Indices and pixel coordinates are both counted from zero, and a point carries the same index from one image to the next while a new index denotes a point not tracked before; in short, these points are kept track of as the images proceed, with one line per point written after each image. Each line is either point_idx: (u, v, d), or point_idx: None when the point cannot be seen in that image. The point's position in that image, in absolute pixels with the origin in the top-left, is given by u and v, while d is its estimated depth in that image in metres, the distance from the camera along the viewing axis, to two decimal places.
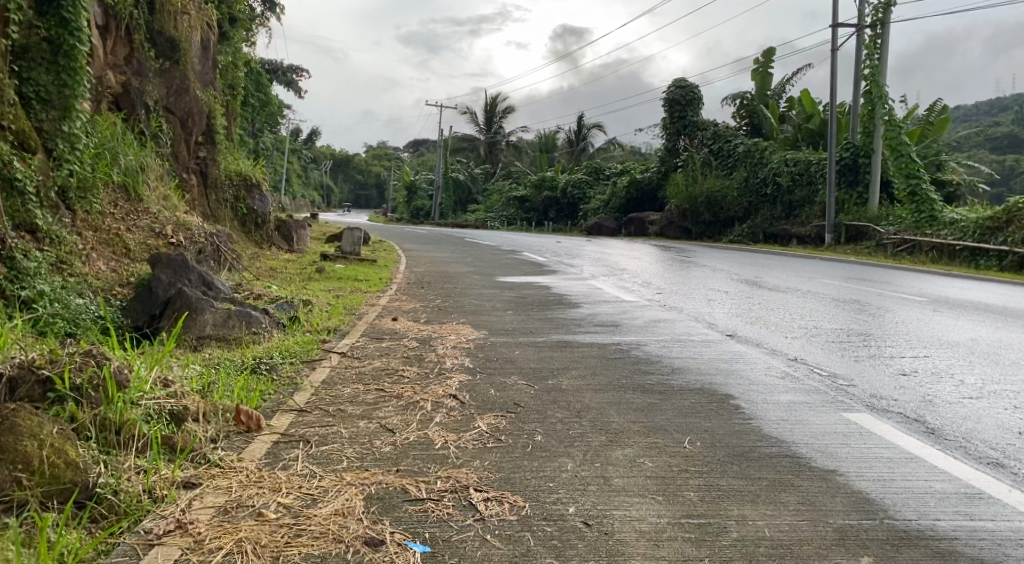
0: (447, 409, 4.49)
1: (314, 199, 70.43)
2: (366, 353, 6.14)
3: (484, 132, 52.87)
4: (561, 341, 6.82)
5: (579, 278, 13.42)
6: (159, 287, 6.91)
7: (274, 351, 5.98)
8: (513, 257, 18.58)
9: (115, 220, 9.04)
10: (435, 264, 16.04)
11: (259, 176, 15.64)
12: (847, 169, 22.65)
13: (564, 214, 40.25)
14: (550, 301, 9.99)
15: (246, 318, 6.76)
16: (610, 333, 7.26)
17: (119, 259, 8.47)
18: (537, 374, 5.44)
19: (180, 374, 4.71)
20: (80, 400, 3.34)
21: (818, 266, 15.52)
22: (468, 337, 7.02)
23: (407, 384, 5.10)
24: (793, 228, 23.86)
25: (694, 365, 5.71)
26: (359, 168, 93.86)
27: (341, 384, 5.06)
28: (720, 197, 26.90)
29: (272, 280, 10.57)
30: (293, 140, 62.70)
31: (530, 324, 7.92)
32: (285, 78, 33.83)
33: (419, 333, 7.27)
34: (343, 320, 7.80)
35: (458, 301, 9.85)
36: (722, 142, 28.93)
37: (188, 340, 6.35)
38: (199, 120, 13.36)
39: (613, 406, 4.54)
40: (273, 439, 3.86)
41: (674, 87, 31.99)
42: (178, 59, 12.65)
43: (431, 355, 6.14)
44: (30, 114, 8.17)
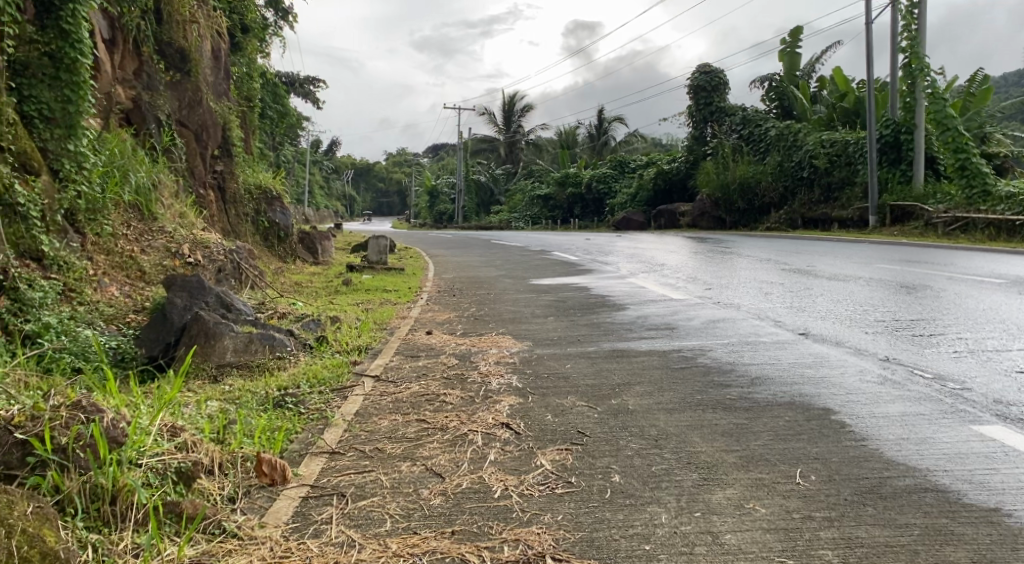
0: (500, 442, 3.85)
1: (337, 209, 70.39)
2: (403, 376, 5.52)
3: (504, 132, 52.43)
4: (615, 351, 6.14)
5: (618, 276, 12.74)
6: (175, 312, 6.37)
7: (301, 379, 5.38)
8: (543, 257, 17.97)
9: (128, 241, 8.51)
10: (465, 269, 15.47)
11: (279, 188, 15.17)
12: (888, 147, 21.76)
13: (590, 210, 39.50)
14: (592, 303, 9.33)
15: (270, 342, 6.21)
16: (667, 338, 6.60)
17: (134, 284, 7.96)
18: (596, 393, 4.78)
19: (195, 420, 4.11)
20: (65, 465, 2.77)
21: (868, 251, 14.69)
22: (511, 350, 6.38)
23: (450, 412, 4.46)
24: (833, 212, 22.96)
25: (775, 375, 5.02)
26: (380, 176, 93.83)
27: (376, 416, 4.43)
28: (754, 182, 26.28)
29: (297, 296, 10.03)
30: (313, 151, 62.70)
31: (576, 331, 7.26)
32: (302, 90, 33.58)
33: (456, 348, 6.62)
34: (374, 337, 7.17)
35: (494, 309, 9.23)
36: (752, 127, 28.17)
37: (208, 369, 5.80)
38: (214, 133, 12.89)
39: (693, 431, 3.89)
40: (301, 494, 3.25)
41: (698, 73, 31.29)
42: (189, 71, 12.21)
43: (474, 375, 5.50)
44: (33, 134, 7.69)
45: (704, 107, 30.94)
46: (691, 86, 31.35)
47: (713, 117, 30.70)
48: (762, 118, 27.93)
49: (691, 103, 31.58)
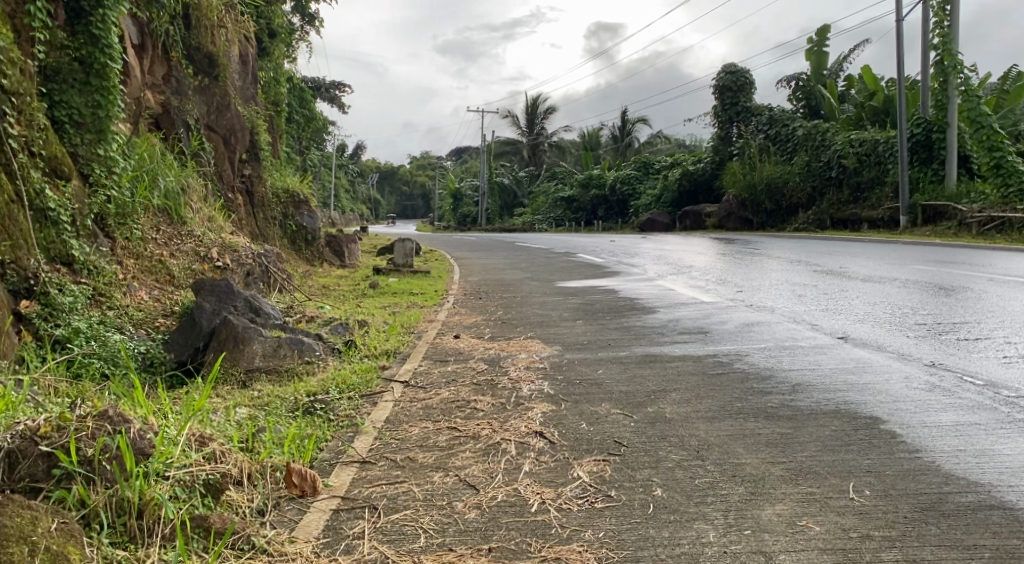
0: (534, 452, 3.73)
1: (361, 212, 70.67)
2: (432, 382, 5.41)
3: (527, 134, 52.33)
4: (648, 355, 6.00)
5: (646, 279, 12.57)
6: (204, 317, 6.32)
7: (330, 385, 5.28)
8: (568, 259, 17.83)
9: (157, 245, 8.47)
10: (490, 271, 15.38)
11: (305, 192, 15.16)
12: (921, 147, 21.34)
13: (615, 211, 39.27)
14: (622, 306, 9.18)
15: (298, 346, 6.13)
16: (701, 343, 6.45)
17: (163, 288, 7.92)
18: (631, 400, 4.65)
19: (224, 428, 4.02)
20: (91, 477, 2.71)
21: (902, 251, 14.40)
22: (541, 355, 6.26)
23: (482, 420, 4.33)
24: (864, 212, 22.59)
25: (817, 382, 4.86)
26: (403, 179, 94.13)
27: (407, 424, 4.33)
28: (781, 182, 25.85)
29: (323, 300, 9.98)
30: (337, 155, 63.01)
31: (607, 335, 7.12)
32: (328, 94, 33.69)
33: (485, 352, 6.50)
34: (401, 341, 7.07)
35: (521, 312, 9.11)
36: (780, 126, 27.83)
37: (238, 374, 5.74)
38: (241, 137, 12.89)
39: (735, 441, 3.75)
40: (331, 506, 3.15)
41: (723, 73, 30.99)
42: (217, 75, 12.22)
43: (504, 380, 5.37)
44: (64, 139, 7.70)
45: (731, 107, 30.67)
46: (717, 85, 31.07)
47: (739, 116, 30.42)
48: (789, 117, 27.59)
49: (717, 103, 31.32)
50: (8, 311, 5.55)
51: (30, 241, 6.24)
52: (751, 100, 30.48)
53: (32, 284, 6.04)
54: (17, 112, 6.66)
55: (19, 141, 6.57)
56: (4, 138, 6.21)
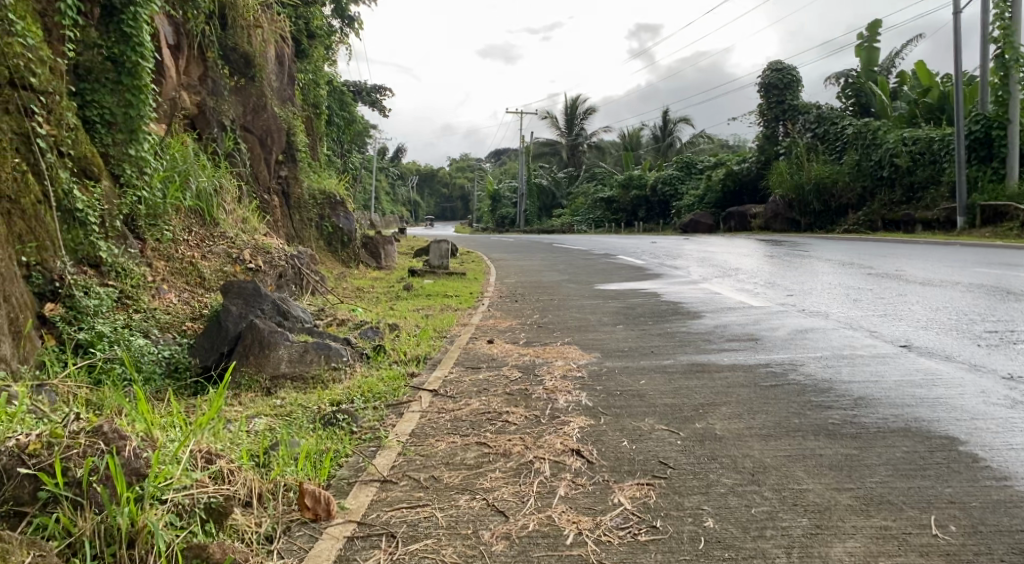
0: (570, 473, 3.40)
1: (401, 214, 70.95)
2: (463, 391, 5.09)
3: (567, 135, 51.97)
4: (694, 364, 5.63)
5: (689, 282, 12.14)
6: (230, 320, 6.11)
7: (354, 394, 5.00)
8: (608, 261, 17.45)
9: (189, 247, 8.31)
10: (528, 273, 15.07)
11: (342, 193, 15.03)
12: (979, 144, 20.57)
13: (656, 212, 38.65)
14: (664, 310, 8.79)
15: (326, 351, 5.87)
16: (750, 352, 6.05)
17: (193, 290, 7.74)
18: (677, 414, 4.29)
19: (238, 443, 3.77)
20: (79, 502, 2.48)
21: (960, 253, 13.74)
22: (579, 362, 5.93)
23: (514, 435, 4.01)
24: (917, 212, 21.78)
25: (882, 395, 4.45)
26: (443, 182, 94.38)
27: (433, 437, 4.03)
28: (830, 182, 25.06)
29: (357, 302, 9.77)
30: (378, 158, 63.33)
31: (649, 341, 6.75)
32: (369, 98, 33.75)
33: (519, 359, 6.18)
34: (433, 346, 6.79)
35: (558, 316, 8.77)
36: (828, 125, 27.05)
37: (263, 381, 5.52)
38: (278, 138, 12.76)
39: (794, 464, 3.38)
40: (346, 533, 2.87)
41: (769, 71, 30.30)
42: (253, 76, 12.12)
43: (539, 390, 5.04)
44: (96, 139, 7.59)
45: (777, 105, 29.93)
46: (762, 83, 30.37)
47: (786, 115, 29.65)
48: (838, 115, 26.80)
49: (762, 101, 30.61)
50: (31, 314, 5.40)
51: (57, 242, 6.11)
52: (797, 99, 29.71)
53: (57, 286, 5.91)
54: (46, 110, 6.54)
55: (48, 140, 6.45)
56: (31, 137, 6.08)
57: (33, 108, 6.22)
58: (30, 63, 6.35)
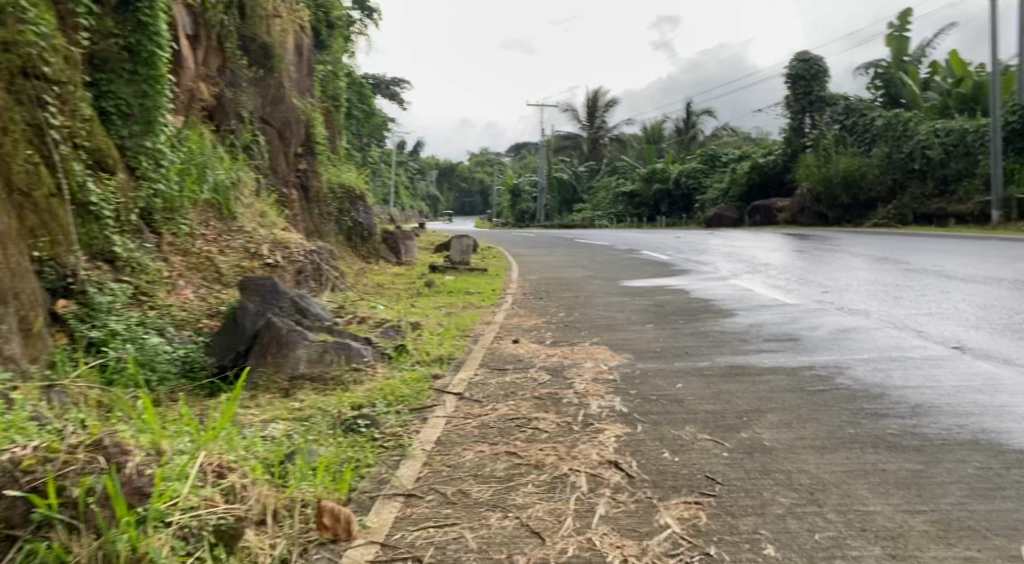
0: (610, 489, 3.12)
1: (421, 208, 70.85)
2: (489, 395, 4.84)
3: (587, 128, 51.58)
4: (732, 367, 5.33)
5: (718, 277, 11.81)
6: (248, 318, 5.88)
7: (375, 398, 4.76)
8: (632, 256, 17.14)
9: (206, 241, 8.10)
10: (551, 268, 14.79)
11: (362, 187, 14.81)
12: (1016, 135, 20.09)
13: (679, 206, 38.17)
14: (695, 307, 8.49)
15: (346, 350, 5.64)
16: (791, 353, 5.74)
17: (211, 286, 7.51)
18: (720, 423, 4.00)
19: (253, 455, 3.52)
20: (75, 525, 2.26)
21: (997, 248, 13.31)
22: (610, 364, 5.65)
23: (546, 444, 3.74)
24: (950, 206, 21.25)
25: (942, 403, 4.13)
26: (463, 175, 94.20)
27: (459, 446, 3.77)
28: (858, 175, 24.52)
29: (377, 299, 9.55)
30: (398, 153, 63.31)
31: (682, 341, 6.45)
32: (389, 92, 33.62)
33: (547, 360, 5.91)
34: (456, 346, 6.54)
35: (585, 313, 8.49)
36: (857, 116, 26.49)
37: (281, 381, 5.30)
38: (297, 130, 12.56)
39: (856, 481, 3.09)
40: (367, 558, 2.62)
41: (795, 62, 29.77)
42: (272, 67, 11.91)
43: (569, 394, 4.76)
44: (112, 130, 7.39)
45: (804, 97, 29.39)
46: (789, 74, 29.85)
47: (813, 106, 29.20)
48: (866, 106, 26.24)
49: (789, 92, 30.08)
50: (42, 312, 5.20)
51: (70, 236, 5.91)
52: (825, 90, 29.25)
53: (70, 282, 5.70)
54: (60, 101, 6.34)
55: (61, 132, 6.24)
56: (44, 128, 5.90)
57: (46, 98, 6.03)
58: (43, 51, 6.14)
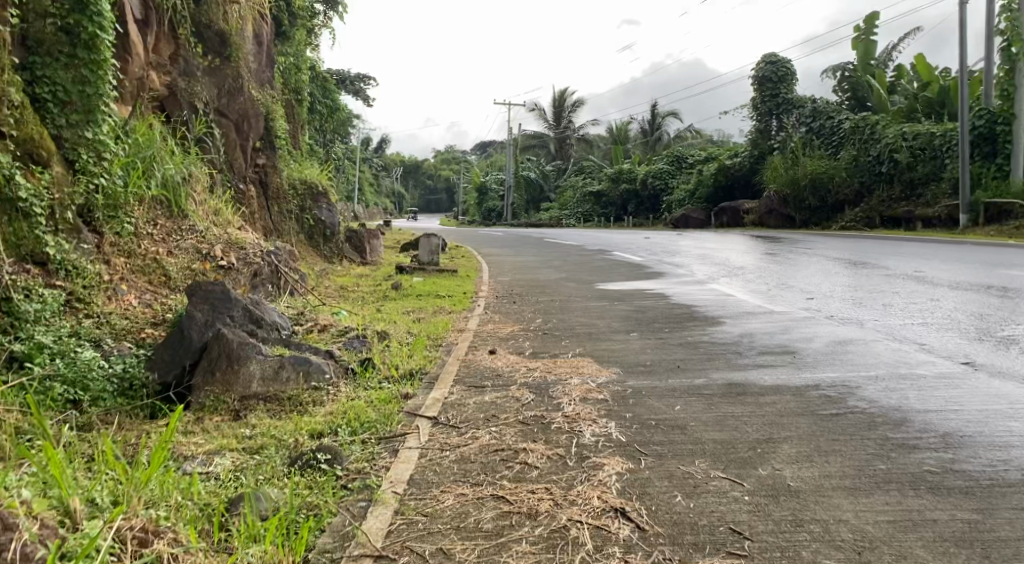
0: (620, 549, 2.66)
1: (385, 206, 69.87)
2: (468, 419, 4.31)
3: (554, 127, 51.29)
4: (734, 385, 4.88)
5: (696, 281, 11.41)
6: (194, 329, 5.27)
7: (337, 424, 4.22)
8: (603, 257, 16.71)
9: (153, 242, 7.44)
10: (521, 270, 14.27)
11: (325, 183, 14.16)
12: (983, 140, 20.13)
13: (646, 207, 37.96)
14: (678, 314, 8.06)
15: (304, 367, 5.07)
16: (791, 369, 5.31)
17: (156, 291, 6.88)
18: (735, 457, 3.54)
19: (192, 505, 2.97)
20: None
21: (974, 253, 13.15)
22: (598, 380, 5.17)
23: (537, 485, 3.24)
24: (918, 210, 21.24)
25: (976, 431, 3.73)
26: (428, 173, 93.39)
27: (435, 489, 3.25)
28: (826, 178, 24.48)
29: (340, 303, 8.95)
30: (362, 149, 62.35)
31: (672, 353, 5.99)
32: (353, 88, 32.94)
33: (528, 375, 5.40)
34: (427, 358, 6.00)
35: (563, 321, 8.00)
36: (824, 119, 26.48)
37: (231, 402, 4.76)
38: (256, 124, 11.87)
39: (907, 536, 2.66)
40: None
41: (763, 63, 29.74)
42: (229, 56, 11.23)
43: (558, 418, 4.26)
44: (47, 120, 6.69)
45: (771, 99, 29.27)
46: (756, 76, 29.75)
47: (780, 109, 29.01)
48: (834, 109, 26.27)
49: (756, 95, 29.93)
50: None
51: None
52: (792, 91, 29.14)
53: None
54: None
55: None
56: None
57: None
58: None
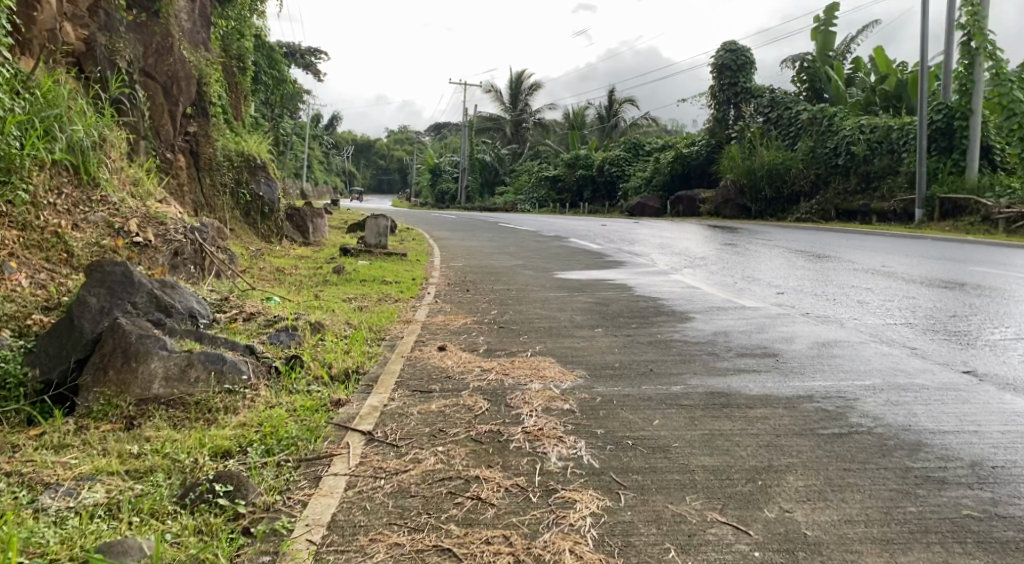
0: None
1: (336, 186, 68.31)
2: (409, 435, 3.61)
3: (511, 110, 50.47)
4: (718, 395, 4.28)
5: (658, 272, 10.85)
6: (86, 319, 4.42)
7: (248, 440, 3.47)
8: (560, 244, 16.10)
9: (55, 213, 6.51)
10: (474, 255, 13.52)
11: (264, 156, 13.21)
12: (939, 135, 19.99)
13: (601, 194, 37.44)
14: (643, 308, 7.47)
15: (218, 365, 4.29)
16: (777, 376, 4.71)
17: (55, 270, 6.01)
18: (733, 491, 2.93)
19: None
20: None
21: (939, 249, 12.83)
22: (562, 385, 4.52)
23: (494, 532, 2.59)
24: (872, 203, 21.12)
25: (1007, 460, 3.19)
26: (382, 153, 91.83)
27: (361, 538, 2.57)
28: (783, 169, 24.27)
29: (273, 288, 8.13)
30: (314, 127, 60.77)
31: (644, 354, 5.38)
32: (304, 62, 31.80)
33: (483, 379, 4.70)
34: (367, 356, 5.26)
35: (520, 312, 7.34)
36: (782, 109, 26.27)
37: (124, 407, 3.97)
38: (187, 87, 10.88)
39: None
40: None
41: (722, 51, 29.45)
42: (158, 12, 10.35)
43: (517, 436, 3.59)
44: None
45: (730, 87, 29.06)
46: (716, 64, 29.45)
47: (738, 98, 28.92)
48: (793, 100, 26.05)
49: (715, 83, 29.73)
50: None
51: None
52: (751, 81, 28.96)
53: None
54: None
55: None
56: None
57: None
58: None
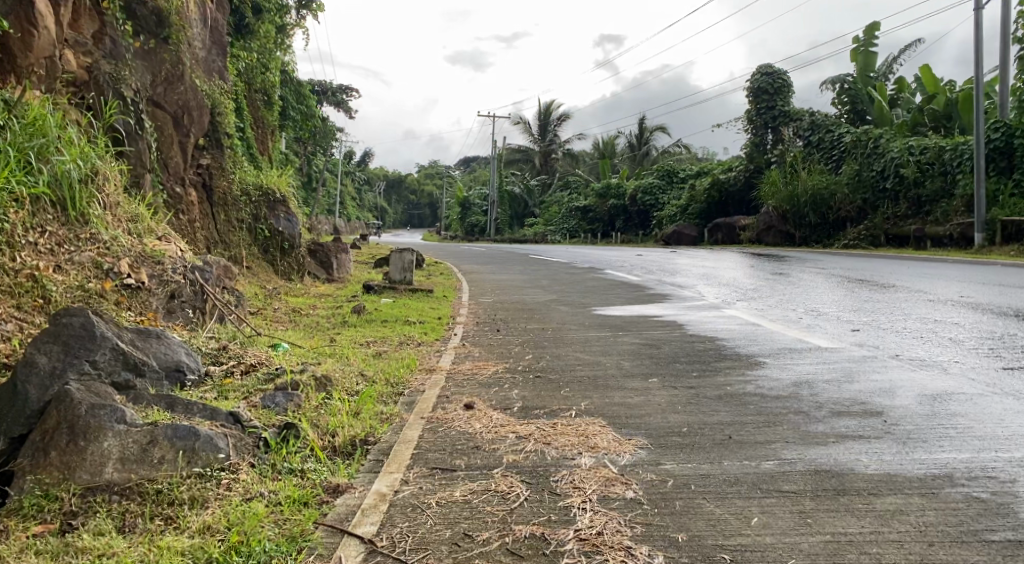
0: None
1: (366, 220, 67.95)
2: (424, 546, 2.69)
3: (540, 141, 49.81)
4: (829, 475, 3.29)
5: (709, 305, 9.87)
6: (32, 384, 3.58)
7: (205, 558, 2.61)
8: (596, 276, 15.16)
9: (35, 253, 5.75)
10: (505, 290, 12.62)
11: (283, 189, 12.51)
12: (998, 154, 18.78)
13: (633, 224, 36.42)
14: (700, 350, 6.49)
15: (188, 437, 3.42)
16: (894, 445, 3.71)
17: (26, 318, 5.22)
18: None
19: None
20: None
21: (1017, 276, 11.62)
22: (622, 461, 3.57)
23: None
24: (925, 227, 19.89)
25: None
26: (412, 187, 91.85)
27: None
28: (827, 194, 23.14)
29: (281, 333, 7.29)
30: (346, 163, 60.62)
31: (715, 414, 4.40)
32: (335, 99, 31.33)
33: (519, 451, 3.76)
34: (377, 419, 4.34)
35: (559, 358, 6.40)
36: (823, 132, 25.20)
37: (66, 497, 3.10)
38: (199, 118, 10.23)
39: None
40: None
41: (758, 75, 28.55)
42: (167, 39, 9.69)
43: (573, 548, 2.66)
44: None
45: (767, 112, 28.07)
46: (751, 88, 28.53)
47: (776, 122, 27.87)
48: (835, 122, 24.98)
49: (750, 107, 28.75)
50: None
51: None
52: (789, 105, 27.95)
53: None
54: None
55: None
56: None
57: None
58: None
